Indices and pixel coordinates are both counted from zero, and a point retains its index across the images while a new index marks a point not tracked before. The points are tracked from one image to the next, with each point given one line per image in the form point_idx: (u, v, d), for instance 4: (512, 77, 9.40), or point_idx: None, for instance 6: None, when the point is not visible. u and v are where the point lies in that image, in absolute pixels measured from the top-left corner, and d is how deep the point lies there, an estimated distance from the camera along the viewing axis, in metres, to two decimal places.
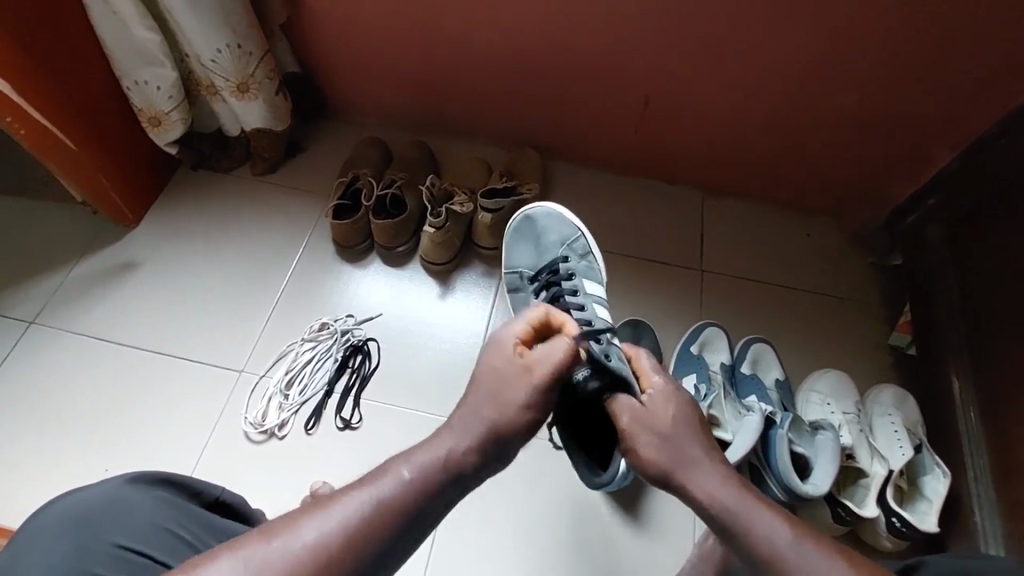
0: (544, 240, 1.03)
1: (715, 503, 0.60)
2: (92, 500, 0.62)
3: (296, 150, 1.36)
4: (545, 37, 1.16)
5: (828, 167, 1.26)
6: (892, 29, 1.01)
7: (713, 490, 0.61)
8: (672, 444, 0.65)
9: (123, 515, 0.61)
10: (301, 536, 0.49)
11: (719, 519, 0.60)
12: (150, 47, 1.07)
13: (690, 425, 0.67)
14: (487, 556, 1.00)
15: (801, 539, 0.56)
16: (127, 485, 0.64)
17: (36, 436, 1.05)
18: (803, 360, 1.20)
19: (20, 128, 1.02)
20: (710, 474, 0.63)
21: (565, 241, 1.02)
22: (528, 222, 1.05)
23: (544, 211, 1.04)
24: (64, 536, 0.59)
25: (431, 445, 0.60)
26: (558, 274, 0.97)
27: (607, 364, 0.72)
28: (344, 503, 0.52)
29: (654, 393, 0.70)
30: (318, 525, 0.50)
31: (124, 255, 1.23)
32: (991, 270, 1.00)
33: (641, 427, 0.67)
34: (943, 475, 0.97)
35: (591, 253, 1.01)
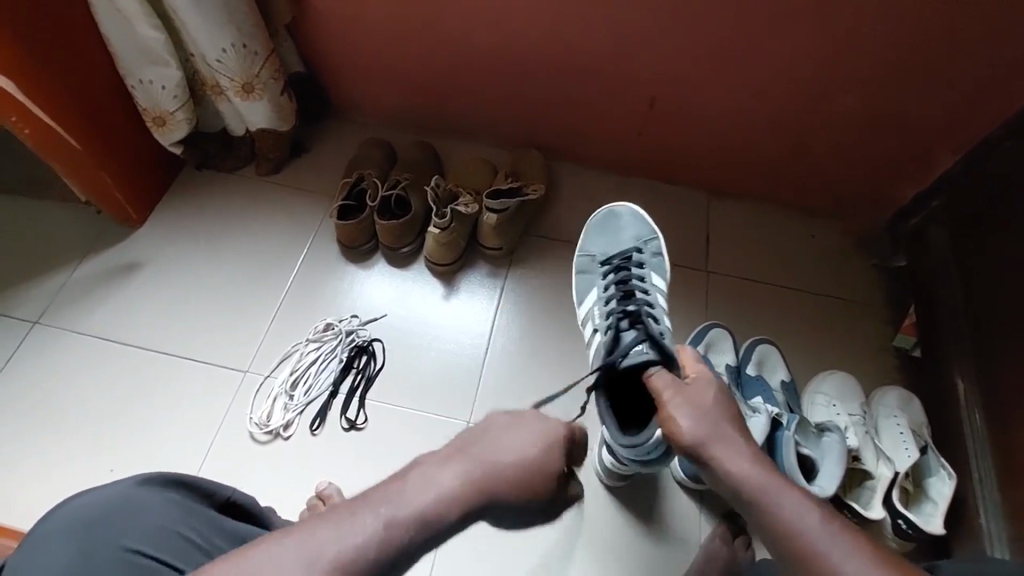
0: (615, 230, 1.03)
1: (748, 481, 0.61)
2: (105, 501, 0.61)
3: (300, 150, 1.36)
4: (550, 38, 1.16)
5: (832, 169, 1.26)
6: (897, 31, 1.01)
7: (746, 468, 0.62)
8: (708, 422, 0.66)
9: (134, 517, 0.61)
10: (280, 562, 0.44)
11: (750, 497, 0.61)
12: (155, 47, 1.06)
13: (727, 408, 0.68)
14: (491, 555, 1.00)
15: (829, 523, 0.57)
16: (138, 487, 0.63)
17: (40, 436, 1.05)
18: (808, 361, 1.20)
19: (24, 128, 1.02)
20: (742, 453, 0.64)
21: (640, 238, 1.01)
22: (610, 215, 1.05)
23: (629, 211, 1.04)
24: (76, 539, 0.58)
25: (425, 480, 0.51)
26: (630, 262, 0.97)
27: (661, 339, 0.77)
28: (330, 533, 0.46)
29: (695, 375, 0.72)
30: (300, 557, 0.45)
31: (128, 255, 1.22)
32: (996, 271, 1.01)
33: (681, 400, 0.68)
34: (949, 478, 0.97)
35: (665, 255, 1.00)
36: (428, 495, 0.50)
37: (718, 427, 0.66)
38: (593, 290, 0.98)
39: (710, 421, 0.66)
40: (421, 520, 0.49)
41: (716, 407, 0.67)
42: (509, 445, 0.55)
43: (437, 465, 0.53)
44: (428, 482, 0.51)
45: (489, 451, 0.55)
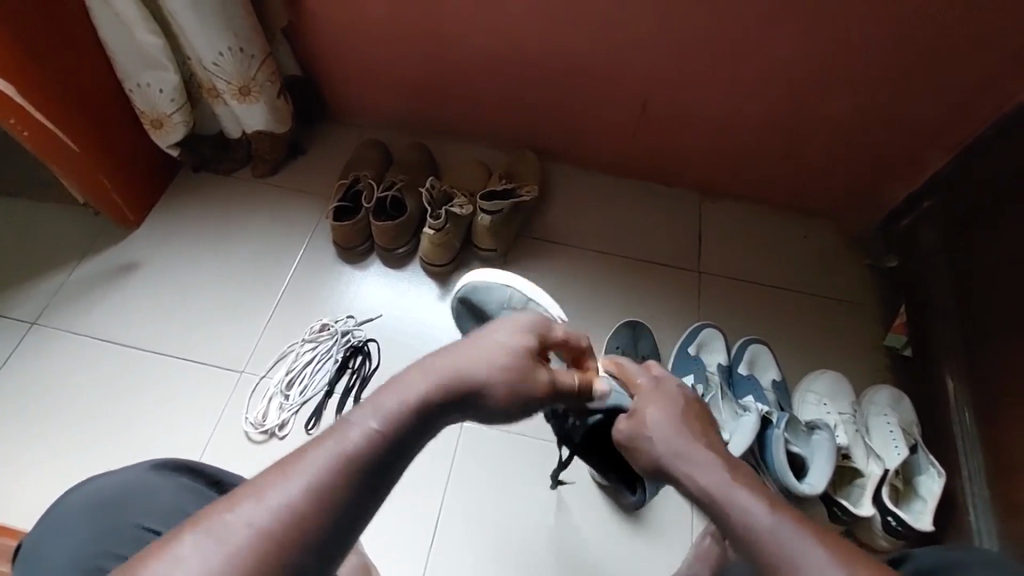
0: (485, 313, 1.03)
1: (701, 495, 0.57)
2: (114, 485, 0.64)
3: (297, 152, 1.37)
4: (545, 40, 1.17)
5: (824, 171, 1.27)
6: (887, 34, 1.02)
7: (701, 479, 0.59)
8: (658, 437, 0.66)
9: (146, 499, 0.63)
10: (270, 499, 0.43)
11: (709, 509, 0.57)
12: (153, 50, 1.08)
13: (675, 417, 0.67)
14: (484, 552, 1.00)
15: (784, 525, 0.50)
16: (148, 472, 0.66)
17: (37, 435, 1.05)
18: (800, 361, 1.20)
19: (23, 129, 1.02)
20: (698, 463, 0.60)
21: (504, 303, 1.01)
22: (463, 302, 1.05)
23: (468, 288, 1.04)
24: (86, 518, 0.61)
25: (408, 387, 0.51)
26: None
27: (597, 405, 0.81)
28: (316, 454, 0.45)
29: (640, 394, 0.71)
30: (293, 485, 0.44)
31: (125, 255, 1.24)
32: (985, 270, 1.02)
33: (633, 434, 0.69)
34: (938, 475, 0.98)
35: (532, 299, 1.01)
36: (411, 404, 0.50)
37: (671, 441, 0.64)
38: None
39: (660, 435, 0.65)
40: (404, 424, 0.49)
41: (661, 418, 0.67)
42: (500, 341, 0.58)
43: (429, 379, 0.53)
44: (413, 391, 0.51)
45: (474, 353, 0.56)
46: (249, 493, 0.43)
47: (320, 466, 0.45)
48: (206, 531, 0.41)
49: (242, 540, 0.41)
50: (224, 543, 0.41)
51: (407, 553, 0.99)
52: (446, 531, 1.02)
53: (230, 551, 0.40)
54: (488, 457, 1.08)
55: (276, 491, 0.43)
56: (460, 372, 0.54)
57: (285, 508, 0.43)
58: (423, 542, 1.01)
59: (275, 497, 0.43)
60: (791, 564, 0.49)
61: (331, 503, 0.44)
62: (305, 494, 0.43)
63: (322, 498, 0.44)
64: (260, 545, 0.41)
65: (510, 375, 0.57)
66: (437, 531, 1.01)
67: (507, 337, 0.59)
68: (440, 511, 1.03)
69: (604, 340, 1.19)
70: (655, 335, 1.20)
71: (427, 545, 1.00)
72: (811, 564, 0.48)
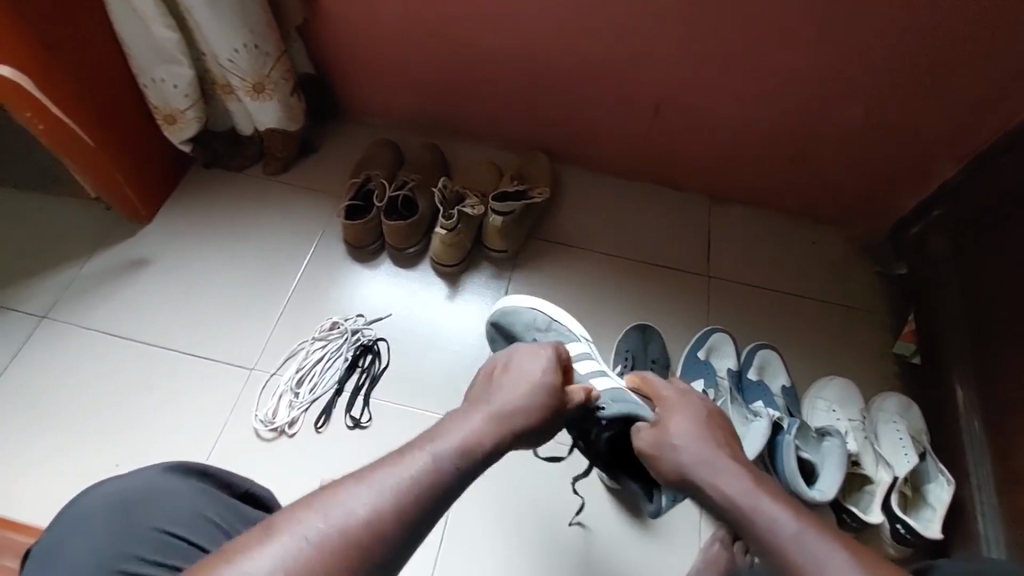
0: (512, 336, 1.09)
1: (731, 502, 0.60)
2: (131, 487, 0.64)
3: (309, 150, 1.37)
4: (559, 42, 1.17)
5: (835, 178, 1.28)
6: (902, 42, 1.03)
7: (728, 486, 0.62)
8: (684, 444, 0.70)
9: (164, 500, 0.64)
10: (350, 505, 0.47)
11: (734, 517, 0.60)
12: (169, 46, 1.08)
13: (698, 427, 0.71)
14: (493, 551, 1.01)
15: (808, 530, 0.54)
16: (162, 475, 0.66)
17: (46, 430, 1.05)
18: (808, 367, 1.20)
19: (38, 123, 1.02)
20: (725, 472, 0.64)
21: (529, 325, 1.07)
22: (495, 328, 1.10)
23: (498, 312, 1.10)
24: (102, 521, 0.61)
25: (464, 416, 0.60)
26: None
27: (605, 413, 0.81)
28: (390, 471, 0.51)
29: (665, 406, 0.77)
30: (369, 496, 0.48)
31: (136, 250, 1.24)
32: (996, 279, 1.02)
33: (660, 442, 0.72)
34: (947, 484, 0.98)
35: (554, 321, 1.06)
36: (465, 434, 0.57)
37: (694, 450, 0.68)
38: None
39: (688, 443, 0.69)
40: (465, 453, 0.56)
41: (686, 427, 0.71)
42: (531, 378, 0.67)
43: (479, 419, 0.60)
44: (473, 427, 0.59)
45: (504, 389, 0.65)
46: (327, 501, 0.47)
47: (395, 479, 0.50)
48: (288, 534, 0.44)
49: (324, 541, 0.44)
50: (307, 545, 0.44)
51: (415, 553, 1.00)
52: (455, 532, 1.02)
53: (310, 550, 0.44)
54: (497, 458, 1.08)
55: (351, 502, 0.47)
56: (483, 411, 0.61)
57: (364, 516, 0.47)
58: (431, 541, 1.01)
59: (350, 504, 0.47)
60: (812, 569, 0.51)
61: (399, 513, 0.48)
62: (380, 506, 0.48)
63: (392, 513, 0.48)
64: (340, 546, 0.45)
65: (540, 401, 0.65)
66: (446, 530, 1.02)
67: (535, 371, 0.68)
68: (449, 510, 1.03)
69: (614, 343, 1.19)
70: (664, 339, 1.20)
71: (435, 545, 1.00)
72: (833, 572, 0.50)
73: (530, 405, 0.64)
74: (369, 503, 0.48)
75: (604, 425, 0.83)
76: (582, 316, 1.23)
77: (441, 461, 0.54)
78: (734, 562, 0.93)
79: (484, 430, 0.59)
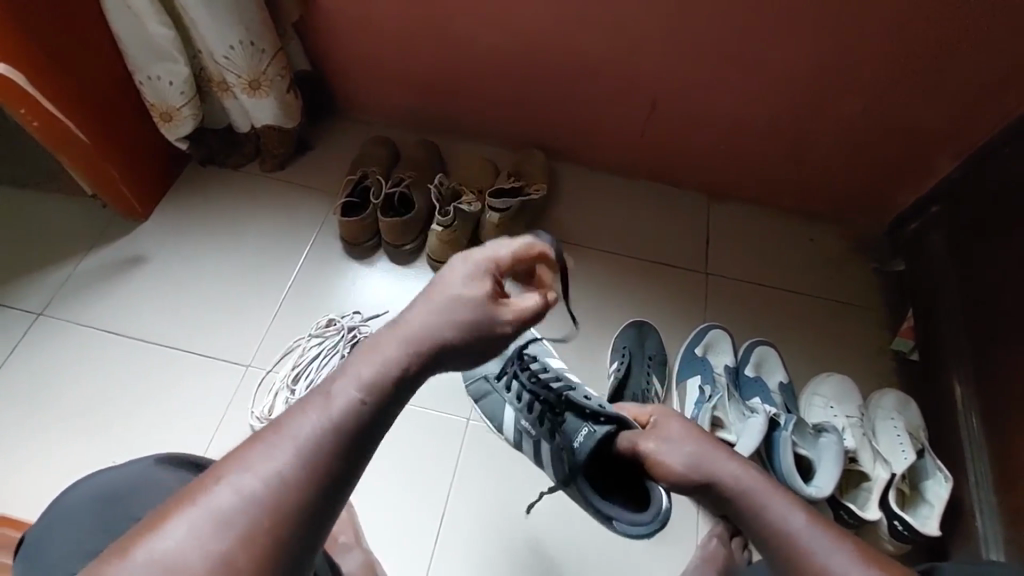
0: None
1: (741, 489, 0.67)
2: (125, 478, 0.65)
3: (305, 147, 1.37)
4: (555, 38, 1.17)
5: (833, 173, 1.27)
6: (899, 37, 1.02)
7: (735, 476, 0.69)
8: (683, 444, 0.77)
9: (140, 491, 0.64)
10: (257, 469, 0.42)
11: (745, 503, 0.66)
12: (164, 43, 1.07)
13: (691, 427, 0.79)
14: (491, 547, 1.00)
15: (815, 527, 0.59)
16: (153, 466, 0.66)
17: (41, 427, 1.05)
18: (806, 365, 1.20)
19: (33, 120, 1.03)
20: (728, 464, 0.71)
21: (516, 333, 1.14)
22: None
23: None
24: (90, 511, 0.62)
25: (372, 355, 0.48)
26: (525, 361, 1.07)
27: (605, 410, 0.91)
28: (299, 424, 0.44)
29: (655, 417, 0.86)
30: (279, 455, 0.43)
31: (132, 248, 1.23)
32: (995, 274, 1.01)
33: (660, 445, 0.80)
34: (945, 480, 0.97)
35: (541, 339, 1.15)
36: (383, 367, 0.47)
37: (695, 446, 0.75)
38: (513, 407, 1.05)
39: (684, 444, 0.76)
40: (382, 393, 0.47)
41: (681, 431, 0.79)
42: (454, 295, 0.51)
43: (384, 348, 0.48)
44: (381, 362, 0.47)
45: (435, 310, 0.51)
46: (235, 468, 0.43)
47: (297, 437, 0.44)
48: (198, 508, 0.41)
49: (238, 511, 0.41)
50: (217, 517, 0.40)
51: (411, 551, 0.99)
52: (451, 531, 1.01)
53: (221, 520, 0.40)
54: (494, 455, 1.08)
55: (255, 468, 0.42)
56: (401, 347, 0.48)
57: (276, 479, 0.42)
58: (428, 537, 1.01)
59: (262, 466, 0.42)
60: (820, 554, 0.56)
61: (316, 466, 0.43)
62: (291, 461, 0.43)
63: (309, 467, 0.43)
64: (259, 511, 0.41)
65: (472, 321, 0.50)
66: (442, 527, 1.01)
67: (457, 285, 0.51)
68: (445, 506, 1.03)
69: (611, 340, 1.19)
70: (662, 336, 1.20)
71: (432, 543, 1.00)
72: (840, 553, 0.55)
73: (457, 330, 0.50)
74: (280, 464, 0.43)
75: (600, 422, 0.91)
76: (579, 313, 1.22)
77: (354, 410, 0.46)
78: (732, 559, 0.94)
79: (394, 364, 0.47)
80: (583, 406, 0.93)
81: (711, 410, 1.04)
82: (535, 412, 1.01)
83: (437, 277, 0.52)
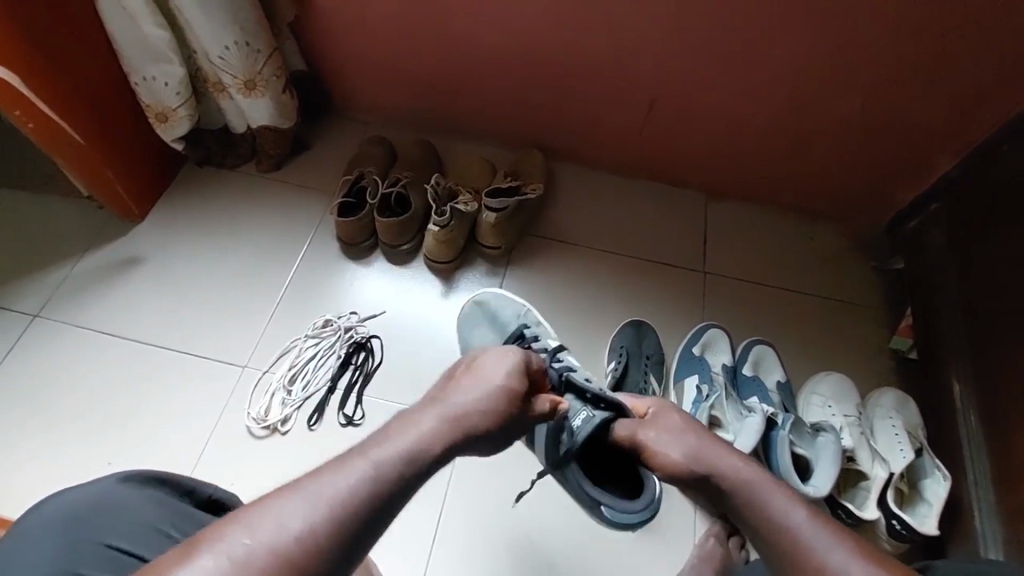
0: (498, 320, 1.13)
1: (742, 481, 0.68)
2: (85, 500, 0.63)
3: (302, 148, 1.37)
4: (552, 37, 1.16)
5: (831, 172, 1.27)
6: (897, 34, 1.01)
7: (737, 470, 0.70)
8: (684, 437, 0.77)
9: (115, 515, 0.63)
10: (279, 518, 0.48)
11: (745, 495, 0.67)
12: (159, 44, 1.07)
13: (691, 422, 0.80)
14: (487, 547, 1.00)
15: (816, 523, 0.60)
16: (117, 485, 0.65)
17: (37, 429, 1.05)
18: (804, 363, 1.20)
19: (28, 121, 1.02)
20: (730, 458, 0.72)
21: (519, 315, 1.13)
22: (479, 307, 1.15)
23: (493, 295, 1.15)
24: (59, 535, 0.60)
25: (410, 425, 0.60)
26: (525, 339, 1.07)
27: (605, 395, 0.86)
28: (325, 481, 0.51)
29: (653, 408, 0.85)
30: (301, 506, 0.49)
31: (128, 249, 1.23)
32: (994, 272, 1.01)
33: (659, 435, 0.80)
34: (944, 479, 0.97)
35: (544, 324, 1.13)
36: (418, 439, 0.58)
37: (697, 441, 0.76)
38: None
39: (684, 439, 0.77)
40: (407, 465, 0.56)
41: (682, 424, 0.79)
42: (496, 381, 0.69)
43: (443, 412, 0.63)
44: (424, 432, 0.59)
45: (467, 387, 0.67)
46: (259, 515, 0.48)
47: (321, 491, 0.50)
48: (217, 549, 0.46)
49: (252, 557, 0.46)
50: (232, 560, 0.45)
51: (408, 551, 0.99)
52: (447, 532, 1.01)
53: (237, 564, 0.45)
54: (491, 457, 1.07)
55: (279, 516, 0.48)
56: (439, 415, 0.62)
57: (293, 532, 0.47)
58: (424, 537, 1.00)
59: (284, 517, 0.48)
60: (819, 548, 0.58)
61: (331, 525, 0.49)
62: (315, 518, 0.49)
63: (325, 524, 0.49)
64: (271, 560, 0.46)
65: (499, 410, 0.66)
66: (438, 527, 1.01)
67: (499, 373, 0.70)
68: (442, 506, 1.03)
69: (609, 339, 1.18)
70: (660, 336, 1.20)
71: (428, 544, 1.00)
72: (838, 548, 0.57)
73: (499, 407, 0.67)
74: (301, 517, 0.48)
75: (597, 407, 0.87)
76: (577, 312, 1.22)
77: (380, 475, 0.54)
78: (729, 558, 0.94)
79: (429, 430, 0.60)
80: (582, 389, 0.88)
81: (709, 410, 1.04)
82: None
83: (483, 367, 0.71)
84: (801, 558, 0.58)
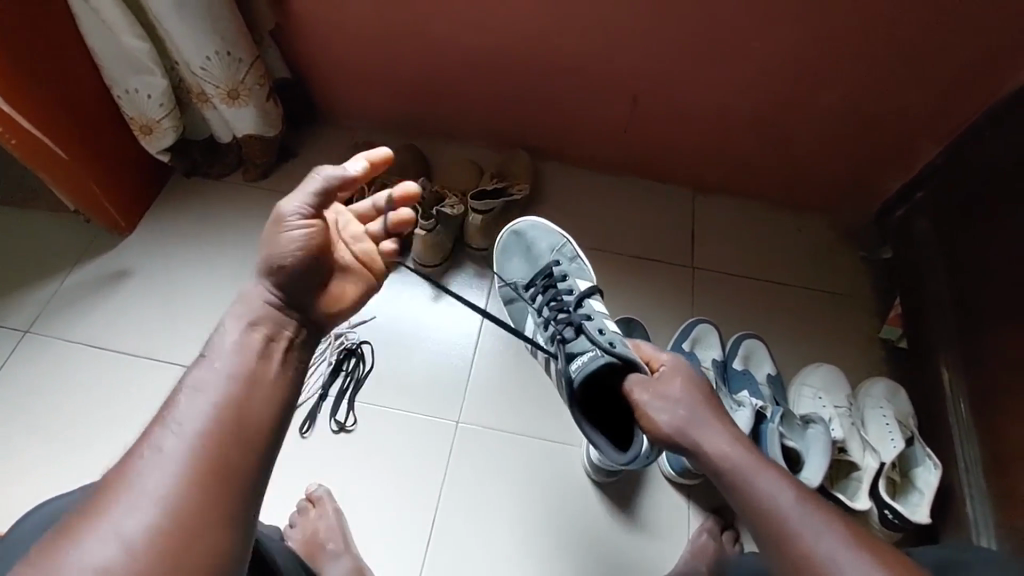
0: (532, 250, 1.11)
1: (727, 460, 0.70)
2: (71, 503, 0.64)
3: (288, 155, 1.37)
4: (534, 38, 1.16)
5: (817, 164, 1.27)
6: (876, 23, 1.02)
7: (725, 450, 0.71)
8: (680, 406, 0.76)
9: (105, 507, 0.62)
10: (158, 449, 0.53)
11: (728, 472, 0.69)
12: (140, 55, 1.07)
13: (694, 389, 0.78)
14: (482, 550, 1.00)
15: (802, 502, 0.63)
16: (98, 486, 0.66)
17: (28, 444, 1.05)
18: (795, 355, 1.20)
19: (12, 139, 1.02)
20: (722, 439, 0.72)
21: (553, 248, 1.10)
22: (516, 236, 1.12)
23: (528, 224, 1.12)
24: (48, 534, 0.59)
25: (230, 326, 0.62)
26: (552, 277, 1.04)
27: (614, 348, 0.83)
28: (182, 406, 0.56)
29: (664, 367, 0.82)
30: (175, 433, 0.54)
31: (116, 263, 1.23)
32: (980, 260, 1.01)
33: (655, 396, 0.78)
34: (934, 467, 0.98)
35: (580, 258, 1.09)
36: (238, 342, 0.61)
37: (690, 411, 0.75)
38: (533, 319, 1.04)
39: (680, 407, 0.76)
40: (238, 360, 0.60)
41: (683, 394, 0.77)
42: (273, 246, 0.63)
43: (270, 283, 0.63)
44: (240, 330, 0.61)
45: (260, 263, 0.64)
46: (138, 461, 0.53)
47: (185, 417, 0.55)
48: (121, 495, 0.51)
49: (153, 488, 0.51)
50: (140, 496, 0.51)
51: (402, 556, 1.00)
52: (442, 535, 1.01)
53: (142, 494, 0.51)
54: (485, 459, 1.07)
55: (164, 447, 0.53)
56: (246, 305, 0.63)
57: (181, 451, 0.53)
58: (418, 542, 1.01)
59: (164, 447, 0.53)
60: (802, 529, 0.61)
61: (210, 428, 0.55)
62: (191, 435, 0.54)
63: (205, 431, 0.55)
64: (177, 477, 0.52)
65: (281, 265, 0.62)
66: (432, 532, 1.01)
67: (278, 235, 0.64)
68: (434, 513, 1.03)
69: None
70: (650, 332, 1.20)
71: (421, 549, 1.00)
72: (820, 532, 0.60)
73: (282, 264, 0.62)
74: (180, 439, 0.54)
75: (603, 355, 0.83)
76: None
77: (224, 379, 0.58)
78: (723, 551, 0.97)
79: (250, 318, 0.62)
80: (594, 339, 0.86)
81: None
82: (547, 329, 0.99)
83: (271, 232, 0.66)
84: (786, 540, 0.61)
